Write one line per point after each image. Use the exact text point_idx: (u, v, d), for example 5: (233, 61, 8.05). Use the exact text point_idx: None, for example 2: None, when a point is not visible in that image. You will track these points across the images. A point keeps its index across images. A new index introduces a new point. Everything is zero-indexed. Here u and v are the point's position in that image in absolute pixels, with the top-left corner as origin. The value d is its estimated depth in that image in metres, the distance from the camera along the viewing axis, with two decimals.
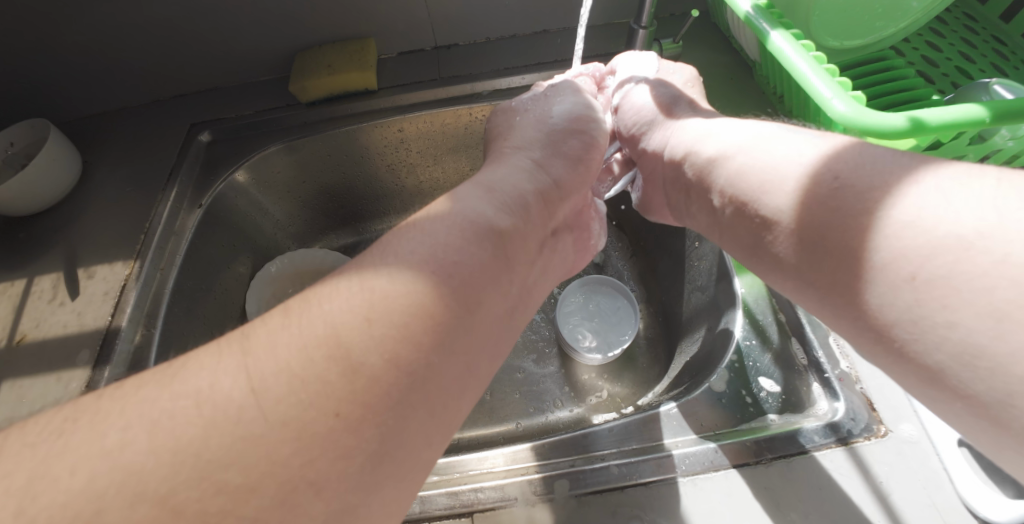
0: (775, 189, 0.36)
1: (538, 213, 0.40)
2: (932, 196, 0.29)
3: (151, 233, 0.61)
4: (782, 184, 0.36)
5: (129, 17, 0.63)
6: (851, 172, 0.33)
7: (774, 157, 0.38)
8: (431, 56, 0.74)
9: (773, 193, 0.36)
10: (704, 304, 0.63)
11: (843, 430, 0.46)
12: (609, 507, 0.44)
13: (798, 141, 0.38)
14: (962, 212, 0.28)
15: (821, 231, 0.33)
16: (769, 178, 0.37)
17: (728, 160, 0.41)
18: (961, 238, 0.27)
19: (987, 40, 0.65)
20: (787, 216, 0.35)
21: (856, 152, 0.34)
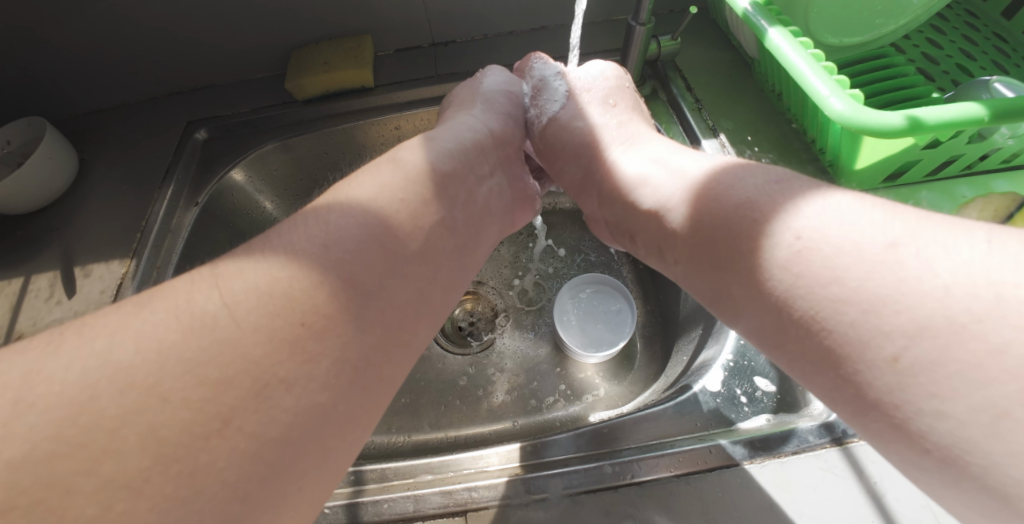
0: (670, 198, 0.39)
1: (467, 166, 0.42)
2: (887, 236, 0.29)
3: (147, 232, 0.61)
4: (669, 197, 0.39)
5: (125, 15, 0.63)
6: (728, 191, 0.36)
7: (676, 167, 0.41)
8: (429, 53, 0.74)
9: (663, 197, 0.40)
10: (701, 303, 0.63)
11: (838, 431, 0.46)
12: (602, 506, 0.44)
13: (688, 159, 0.41)
14: (908, 250, 0.28)
15: (703, 231, 0.36)
16: (659, 188, 0.40)
17: (641, 174, 0.43)
18: (920, 280, 0.27)
19: (989, 37, 0.64)
20: (674, 215, 0.38)
21: (739, 172, 0.37)
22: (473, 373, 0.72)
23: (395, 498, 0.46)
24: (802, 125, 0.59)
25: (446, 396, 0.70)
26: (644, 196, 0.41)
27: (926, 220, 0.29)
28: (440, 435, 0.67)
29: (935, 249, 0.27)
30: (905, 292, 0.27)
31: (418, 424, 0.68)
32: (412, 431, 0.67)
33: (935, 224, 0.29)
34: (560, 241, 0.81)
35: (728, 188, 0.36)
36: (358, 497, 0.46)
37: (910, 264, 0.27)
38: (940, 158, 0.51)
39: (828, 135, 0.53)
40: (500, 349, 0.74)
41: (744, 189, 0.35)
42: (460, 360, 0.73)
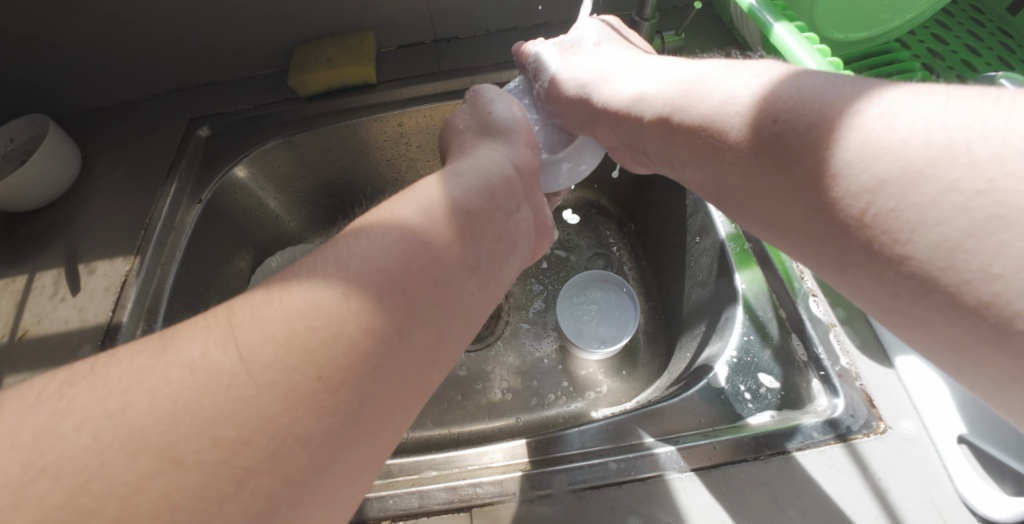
0: (731, 111, 0.35)
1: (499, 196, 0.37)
2: (859, 105, 0.29)
3: (150, 230, 0.61)
4: (732, 109, 0.35)
5: (126, 11, 0.62)
6: (798, 98, 0.32)
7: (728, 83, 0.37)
8: (431, 50, 0.73)
9: (726, 114, 0.36)
10: (705, 300, 0.63)
11: (842, 427, 0.46)
12: (607, 502, 0.44)
13: (740, 72, 0.37)
14: (922, 128, 0.27)
15: (778, 145, 0.32)
16: (717, 104, 0.36)
17: (663, 97, 0.41)
18: (942, 133, 0.26)
19: (994, 33, 0.64)
20: (745, 130, 0.34)
21: (801, 83, 0.33)
22: (476, 370, 0.72)
23: (400, 494, 0.46)
24: None
25: (449, 393, 0.70)
26: (699, 119, 0.37)
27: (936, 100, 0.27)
28: (444, 432, 0.67)
29: (933, 108, 0.27)
30: (955, 152, 0.25)
31: (422, 421, 0.68)
32: (415, 427, 0.68)
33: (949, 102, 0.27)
34: (563, 237, 0.81)
35: (801, 102, 0.32)
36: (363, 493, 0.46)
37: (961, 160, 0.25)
38: None
39: None
40: (503, 346, 0.74)
41: (820, 96, 0.31)
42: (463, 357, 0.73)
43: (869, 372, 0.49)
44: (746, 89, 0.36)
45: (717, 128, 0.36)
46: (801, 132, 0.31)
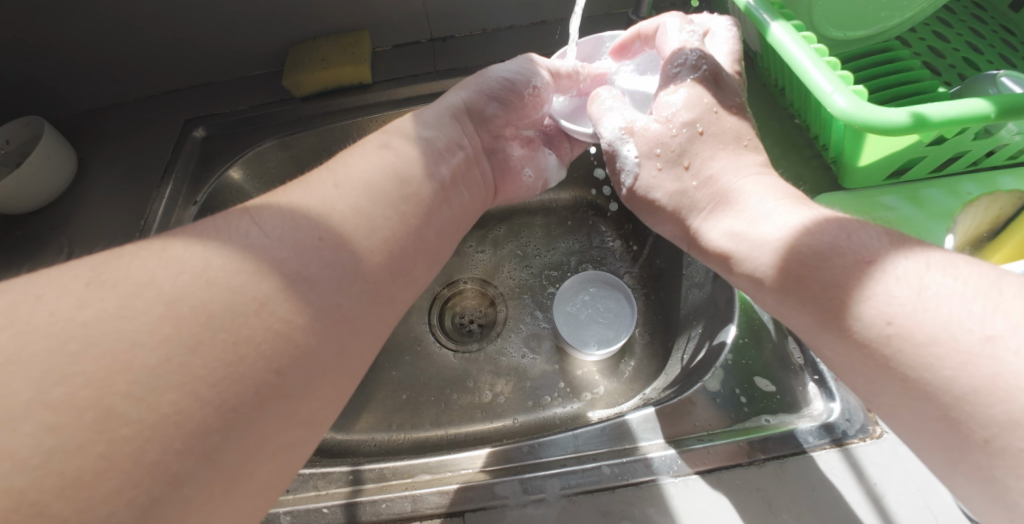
0: (761, 254, 0.39)
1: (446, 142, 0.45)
2: (988, 327, 0.28)
3: (146, 231, 0.61)
4: (760, 253, 0.39)
5: (120, 12, 0.62)
6: (819, 248, 0.35)
7: (770, 227, 0.39)
8: (427, 49, 0.73)
9: (751, 259, 0.39)
10: (701, 301, 0.62)
11: (838, 431, 0.46)
12: (600, 507, 0.44)
13: (778, 209, 0.39)
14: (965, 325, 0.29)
15: (806, 279, 0.35)
16: (750, 244, 0.40)
17: (727, 232, 0.42)
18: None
19: (996, 30, 0.63)
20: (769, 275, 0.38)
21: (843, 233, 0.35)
22: (472, 370, 0.72)
23: (393, 497, 0.46)
24: (805, 120, 0.58)
25: (444, 394, 0.70)
26: (743, 258, 0.40)
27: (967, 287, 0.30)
28: (441, 433, 0.67)
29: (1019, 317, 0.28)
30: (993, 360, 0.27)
31: (418, 422, 0.68)
32: (412, 428, 0.67)
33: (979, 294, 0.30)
34: (559, 237, 0.81)
35: (824, 250, 0.35)
36: (357, 496, 0.46)
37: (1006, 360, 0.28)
38: (945, 155, 0.50)
39: (831, 131, 0.52)
40: (500, 346, 0.73)
41: (842, 253, 0.34)
42: (460, 358, 0.73)
43: None
44: (775, 229, 0.38)
45: (747, 268, 0.40)
46: (821, 274, 0.35)
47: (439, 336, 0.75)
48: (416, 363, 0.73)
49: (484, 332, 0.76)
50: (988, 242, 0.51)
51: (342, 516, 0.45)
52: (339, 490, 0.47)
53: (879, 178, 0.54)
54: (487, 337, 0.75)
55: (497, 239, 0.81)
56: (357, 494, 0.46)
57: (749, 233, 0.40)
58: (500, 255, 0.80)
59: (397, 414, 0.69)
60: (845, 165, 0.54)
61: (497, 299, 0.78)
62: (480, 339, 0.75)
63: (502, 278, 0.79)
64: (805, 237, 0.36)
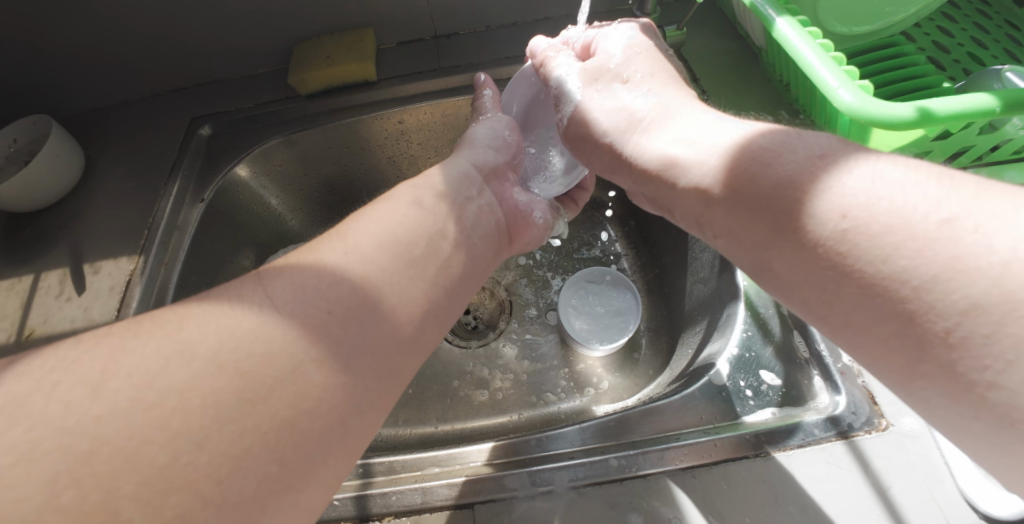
0: (703, 167, 0.36)
1: (455, 190, 0.45)
2: (943, 211, 0.27)
3: (154, 228, 0.62)
4: (703, 175, 0.36)
5: (125, 11, 0.62)
6: (765, 162, 0.33)
7: (701, 136, 0.38)
8: (431, 46, 0.73)
9: (691, 173, 0.37)
10: (707, 296, 0.63)
11: (844, 424, 0.46)
12: (608, 499, 0.44)
13: (717, 130, 0.37)
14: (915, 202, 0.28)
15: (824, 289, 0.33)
16: (689, 165, 0.37)
17: (665, 159, 0.39)
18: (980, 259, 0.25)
19: (1000, 25, 0.63)
20: None
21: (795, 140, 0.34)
22: (477, 366, 0.72)
23: (403, 490, 0.46)
24: (810, 115, 0.58)
25: (450, 389, 0.70)
26: (680, 174, 0.38)
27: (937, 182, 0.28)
28: (447, 428, 0.67)
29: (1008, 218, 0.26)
30: None
31: (424, 417, 0.68)
32: (417, 423, 0.68)
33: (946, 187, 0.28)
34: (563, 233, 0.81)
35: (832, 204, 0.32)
36: (366, 489, 0.47)
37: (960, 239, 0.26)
38: (951, 149, 0.51)
39: (837, 126, 0.52)
40: (505, 341, 0.74)
41: (782, 163, 0.33)
42: (465, 353, 0.73)
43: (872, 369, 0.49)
44: (716, 147, 0.36)
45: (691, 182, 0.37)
46: (777, 185, 0.32)
47: None
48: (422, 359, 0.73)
49: (489, 328, 0.76)
50: None
51: (353, 508, 0.45)
52: (349, 483, 0.48)
53: None
54: (492, 333, 0.75)
55: None
56: (366, 487, 0.47)
57: (688, 152, 0.37)
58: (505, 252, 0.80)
59: (404, 409, 0.69)
60: None
61: (502, 295, 0.78)
62: (485, 335, 0.76)
63: (507, 274, 0.79)
64: (740, 142, 0.35)
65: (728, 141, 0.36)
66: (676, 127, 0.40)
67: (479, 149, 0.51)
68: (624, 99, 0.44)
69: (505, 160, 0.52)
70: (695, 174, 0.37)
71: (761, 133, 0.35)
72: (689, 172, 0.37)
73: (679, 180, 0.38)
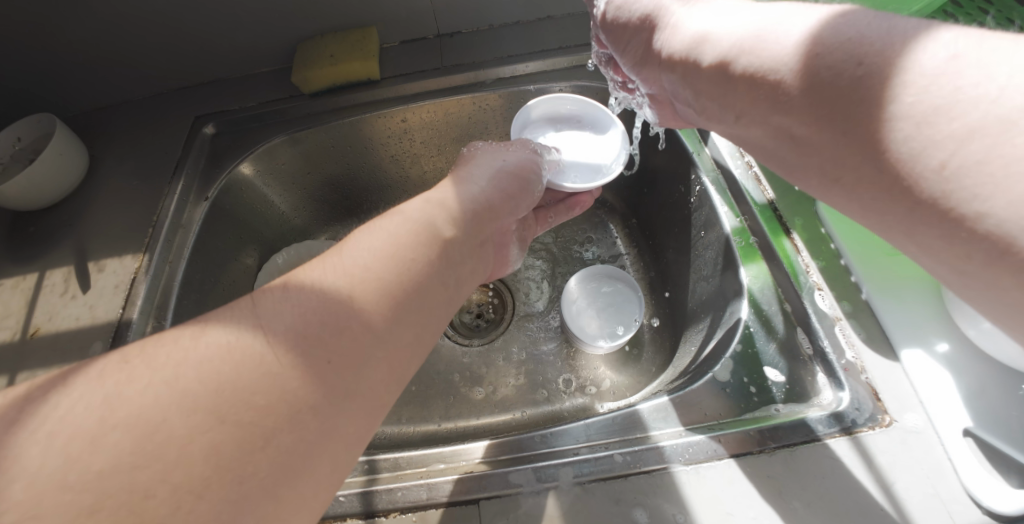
0: (787, 56, 0.35)
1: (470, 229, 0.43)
2: (954, 48, 0.28)
3: (158, 226, 0.62)
4: (784, 52, 0.35)
5: (128, 10, 0.63)
6: (846, 34, 0.32)
7: (773, 27, 0.36)
8: (434, 45, 0.73)
9: (775, 63, 0.35)
10: (710, 294, 0.63)
11: (848, 420, 0.46)
12: (612, 494, 0.44)
13: (800, 10, 0.36)
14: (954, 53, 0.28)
15: None
16: (767, 59, 0.36)
17: (716, 48, 0.40)
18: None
19: (1002, 23, 0.63)
20: None
21: (849, 28, 0.33)
22: (481, 363, 0.72)
23: (407, 486, 0.46)
24: None
25: (454, 388, 0.70)
26: (756, 71, 0.37)
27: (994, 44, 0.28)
28: (450, 426, 0.67)
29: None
30: None
31: (428, 415, 0.68)
32: (421, 420, 0.68)
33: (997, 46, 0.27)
34: (566, 232, 0.81)
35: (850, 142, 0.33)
36: (372, 486, 0.47)
37: (968, 73, 0.27)
38: None
39: None
40: (508, 339, 0.74)
41: (853, 27, 0.32)
42: (468, 351, 0.74)
43: (875, 366, 0.50)
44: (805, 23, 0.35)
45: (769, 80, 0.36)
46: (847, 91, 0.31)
47: (447, 329, 0.76)
48: (426, 357, 0.73)
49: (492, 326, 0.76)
50: None
51: (358, 505, 0.45)
52: (354, 479, 0.48)
53: None
54: (495, 332, 0.75)
55: None
56: (372, 483, 0.47)
57: (769, 30, 0.37)
58: None
59: (407, 407, 0.69)
60: None
61: (505, 293, 0.78)
62: (488, 333, 0.76)
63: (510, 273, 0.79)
64: (817, 25, 0.34)
65: (803, 30, 0.34)
66: (740, 25, 0.39)
67: (497, 167, 0.51)
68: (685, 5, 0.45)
69: (522, 185, 0.52)
70: (773, 70, 0.36)
71: (837, 14, 0.33)
72: (767, 68, 0.36)
73: (756, 77, 0.37)
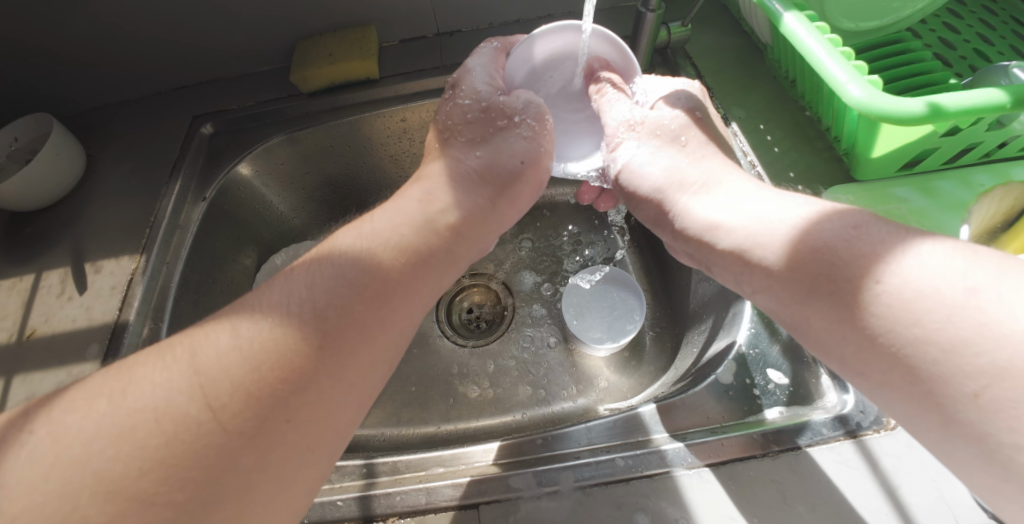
0: (771, 241, 0.37)
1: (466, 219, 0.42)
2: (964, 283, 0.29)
3: (156, 227, 0.61)
4: (767, 241, 0.37)
5: (125, 9, 0.62)
6: (832, 237, 0.34)
7: (765, 211, 0.38)
8: (433, 43, 0.73)
9: (747, 249, 0.38)
10: (712, 294, 0.62)
11: (852, 423, 0.46)
12: (613, 499, 0.44)
13: (786, 203, 0.38)
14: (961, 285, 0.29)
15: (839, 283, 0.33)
16: (753, 235, 0.38)
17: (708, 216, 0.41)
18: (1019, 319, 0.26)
19: (1007, 21, 0.63)
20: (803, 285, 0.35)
21: (840, 223, 0.34)
22: (481, 364, 0.72)
23: (406, 490, 0.46)
24: (816, 112, 0.58)
25: (454, 389, 0.70)
26: (739, 247, 0.39)
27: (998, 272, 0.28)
28: (450, 427, 0.67)
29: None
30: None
31: (427, 417, 0.68)
32: (421, 423, 0.67)
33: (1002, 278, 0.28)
34: (566, 232, 0.81)
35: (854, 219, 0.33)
36: (370, 490, 0.46)
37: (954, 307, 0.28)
38: (958, 146, 0.50)
39: (844, 123, 0.52)
40: (509, 340, 0.74)
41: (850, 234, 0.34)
42: (469, 352, 0.73)
43: None
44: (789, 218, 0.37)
45: (749, 258, 0.38)
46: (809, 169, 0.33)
47: (447, 330, 0.75)
48: (426, 359, 0.72)
49: (493, 327, 0.76)
50: (1001, 234, 0.51)
51: (356, 508, 0.45)
52: (353, 483, 0.47)
53: (891, 169, 0.54)
54: (496, 333, 0.75)
55: (507, 233, 0.81)
56: (370, 487, 0.46)
57: (749, 218, 0.39)
58: (508, 251, 0.80)
59: (407, 409, 0.69)
60: (857, 158, 0.54)
61: (505, 294, 0.78)
62: (488, 334, 0.75)
63: (511, 274, 0.79)
64: (806, 223, 0.36)
65: (795, 222, 0.36)
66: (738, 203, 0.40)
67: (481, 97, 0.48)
68: (671, 162, 0.46)
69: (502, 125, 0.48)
70: (755, 254, 0.38)
71: (827, 216, 0.35)
72: (751, 252, 0.38)
73: (739, 256, 0.39)
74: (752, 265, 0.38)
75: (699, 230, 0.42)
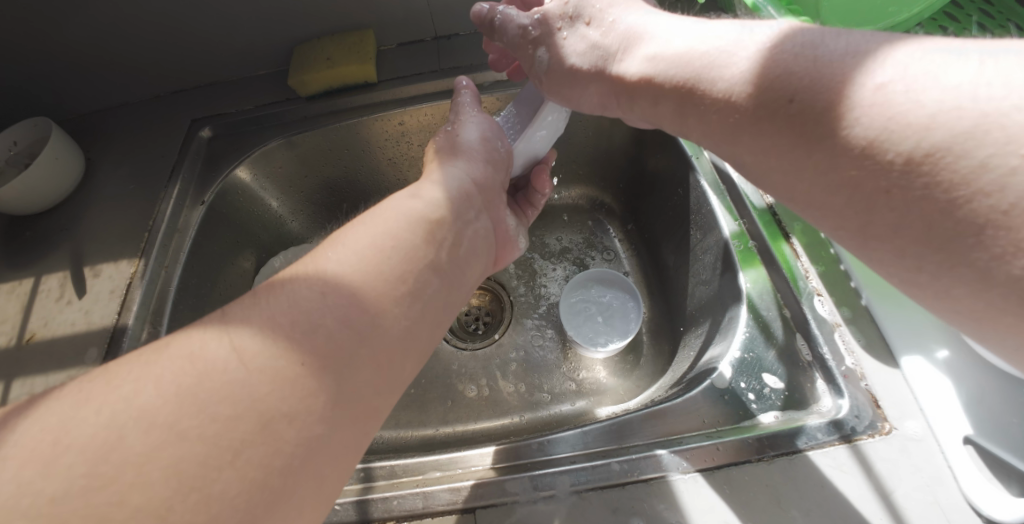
0: (734, 60, 0.36)
1: (454, 212, 0.42)
2: (880, 77, 0.29)
3: (154, 231, 0.61)
4: (733, 57, 0.36)
5: (122, 14, 0.62)
6: (798, 61, 0.33)
7: (734, 39, 0.38)
8: (431, 47, 0.73)
9: (709, 75, 0.37)
10: (709, 297, 0.62)
11: (847, 428, 0.46)
12: (610, 503, 0.44)
13: (748, 29, 0.38)
14: (915, 81, 0.28)
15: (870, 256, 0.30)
16: (720, 59, 0.37)
17: (670, 60, 0.40)
18: (976, 102, 0.25)
19: (1004, 24, 0.63)
20: None
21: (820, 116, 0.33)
22: (479, 367, 0.72)
23: (403, 494, 0.46)
24: None
25: (451, 391, 0.70)
26: (703, 69, 0.38)
27: (944, 57, 0.28)
28: (448, 430, 0.67)
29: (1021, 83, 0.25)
30: None
31: (426, 420, 0.68)
32: (419, 426, 0.68)
33: (952, 61, 0.28)
34: (564, 235, 0.81)
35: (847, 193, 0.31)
36: (368, 494, 0.46)
37: (898, 101, 0.28)
38: None
39: None
40: (507, 343, 0.74)
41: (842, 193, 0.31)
42: (467, 355, 0.73)
43: (875, 373, 0.49)
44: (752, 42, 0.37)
45: (709, 86, 0.37)
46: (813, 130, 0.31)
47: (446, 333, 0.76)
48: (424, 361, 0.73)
49: (491, 330, 0.76)
50: None
51: (354, 513, 0.45)
52: (350, 488, 0.47)
53: None
54: (494, 335, 0.75)
55: None
56: (368, 491, 0.47)
57: (705, 45, 0.39)
58: None
59: (405, 412, 0.69)
60: None
61: (503, 297, 0.78)
62: (486, 337, 0.75)
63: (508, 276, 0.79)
64: (774, 38, 0.35)
65: (765, 38, 0.36)
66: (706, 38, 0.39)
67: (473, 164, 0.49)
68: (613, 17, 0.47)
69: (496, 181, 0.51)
70: (723, 76, 0.37)
71: (792, 32, 0.35)
72: (716, 74, 0.37)
73: (703, 84, 0.38)
74: (716, 93, 0.37)
75: (642, 75, 0.42)
